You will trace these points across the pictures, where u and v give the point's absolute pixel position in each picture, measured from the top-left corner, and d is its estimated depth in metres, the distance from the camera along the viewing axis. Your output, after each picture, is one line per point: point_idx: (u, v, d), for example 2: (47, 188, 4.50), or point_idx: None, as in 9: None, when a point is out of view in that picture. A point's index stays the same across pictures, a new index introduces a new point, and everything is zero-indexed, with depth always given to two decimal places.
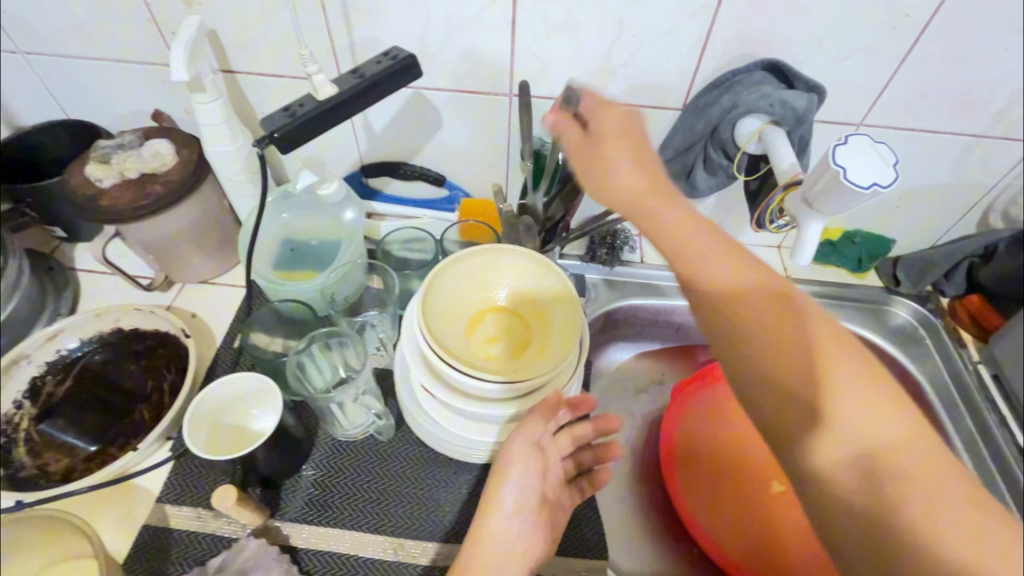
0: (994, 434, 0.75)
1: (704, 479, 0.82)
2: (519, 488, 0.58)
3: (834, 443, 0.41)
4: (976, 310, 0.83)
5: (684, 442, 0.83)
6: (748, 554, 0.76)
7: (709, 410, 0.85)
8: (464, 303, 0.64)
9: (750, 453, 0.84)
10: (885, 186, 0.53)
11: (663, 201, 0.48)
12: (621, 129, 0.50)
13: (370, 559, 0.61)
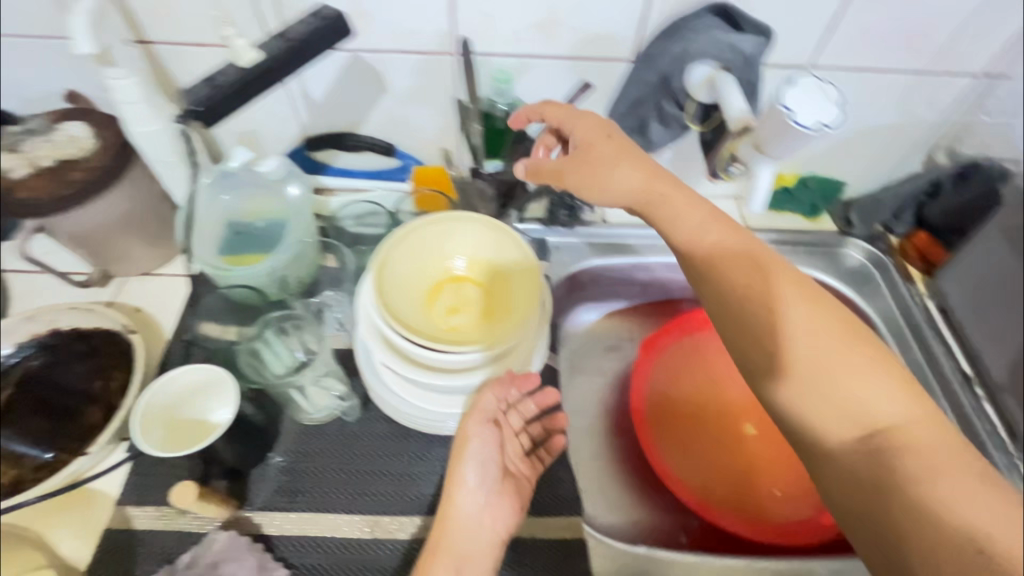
0: (941, 362, 0.76)
1: (677, 427, 0.83)
2: (475, 464, 0.61)
3: (848, 420, 0.49)
4: (924, 246, 0.84)
5: (654, 393, 0.85)
6: (720, 496, 0.78)
7: (687, 356, 0.87)
8: (420, 276, 0.62)
9: (714, 404, 0.86)
10: (830, 125, 0.56)
11: (681, 199, 0.58)
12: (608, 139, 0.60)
13: (346, 539, 0.60)
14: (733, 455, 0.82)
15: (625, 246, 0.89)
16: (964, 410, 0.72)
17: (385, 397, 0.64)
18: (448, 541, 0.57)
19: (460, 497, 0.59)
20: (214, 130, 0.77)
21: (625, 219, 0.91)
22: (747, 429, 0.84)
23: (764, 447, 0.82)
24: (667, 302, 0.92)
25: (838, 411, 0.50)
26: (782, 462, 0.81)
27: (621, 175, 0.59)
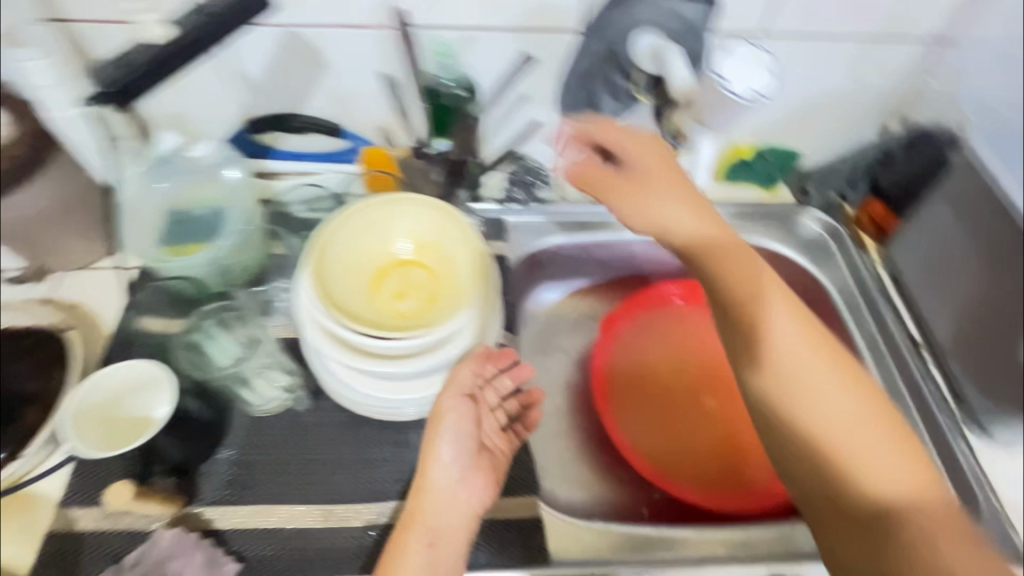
0: (890, 328, 0.77)
1: (641, 397, 0.83)
2: (451, 439, 0.61)
3: (863, 478, 0.52)
4: (880, 218, 0.84)
5: (619, 364, 0.85)
6: (678, 465, 0.79)
7: (656, 324, 0.88)
8: (361, 261, 0.61)
9: (678, 378, 0.85)
10: (762, 92, 0.64)
11: (720, 242, 0.63)
12: (659, 169, 0.66)
13: (301, 529, 0.59)
14: (694, 428, 0.82)
15: (585, 224, 0.87)
16: (913, 375, 0.73)
17: (331, 379, 0.64)
18: (423, 514, 0.56)
19: (435, 473, 0.59)
20: (142, 104, 0.72)
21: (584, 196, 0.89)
22: (707, 403, 0.83)
23: (726, 419, 0.82)
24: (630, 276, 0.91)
25: (846, 430, 0.54)
26: (740, 434, 0.81)
27: (663, 206, 0.65)
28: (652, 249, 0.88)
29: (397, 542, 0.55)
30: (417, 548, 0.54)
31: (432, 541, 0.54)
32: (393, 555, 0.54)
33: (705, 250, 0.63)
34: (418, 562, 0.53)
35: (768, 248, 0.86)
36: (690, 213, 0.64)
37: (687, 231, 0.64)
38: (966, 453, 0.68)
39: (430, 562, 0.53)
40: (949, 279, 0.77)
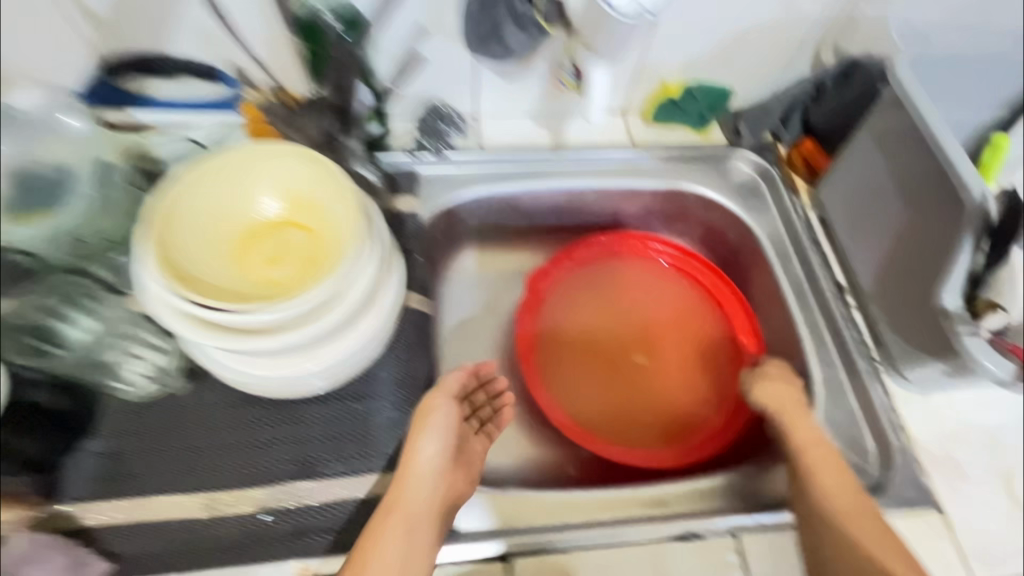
0: (816, 274, 0.75)
1: (566, 352, 0.80)
2: (438, 437, 0.61)
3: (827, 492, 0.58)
4: (808, 154, 0.82)
5: (545, 319, 0.81)
6: (599, 422, 0.76)
7: (589, 276, 0.83)
8: (222, 224, 0.53)
9: (602, 335, 0.82)
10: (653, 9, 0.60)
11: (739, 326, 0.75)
12: (786, 377, 0.67)
13: (183, 521, 0.54)
14: (619, 385, 0.79)
15: (503, 173, 0.81)
16: (835, 320, 0.71)
17: (195, 350, 0.56)
18: (402, 507, 0.57)
19: (418, 465, 0.59)
20: None
21: (503, 142, 0.82)
22: (633, 359, 0.80)
23: (652, 373, 0.80)
24: (559, 228, 0.88)
25: (849, 515, 0.57)
26: (666, 388, 0.79)
27: (767, 397, 0.65)
28: (579, 198, 0.84)
29: (374, 530, 0.55)
30: (395, 538, 0.55)
31: (410, 530, 0.56)
32: (371, 543, 0.54)
33: (789, 414, 0.64)
34: (398, 551, 0.54)
35: (699, 194, 0.83)
36: (778, 400, 0.65)
37: (783, 405, 0.65)
38: (881, 395, 0.66)
39: (406, 555, 0.54)
40: (867, 220, 0.70)
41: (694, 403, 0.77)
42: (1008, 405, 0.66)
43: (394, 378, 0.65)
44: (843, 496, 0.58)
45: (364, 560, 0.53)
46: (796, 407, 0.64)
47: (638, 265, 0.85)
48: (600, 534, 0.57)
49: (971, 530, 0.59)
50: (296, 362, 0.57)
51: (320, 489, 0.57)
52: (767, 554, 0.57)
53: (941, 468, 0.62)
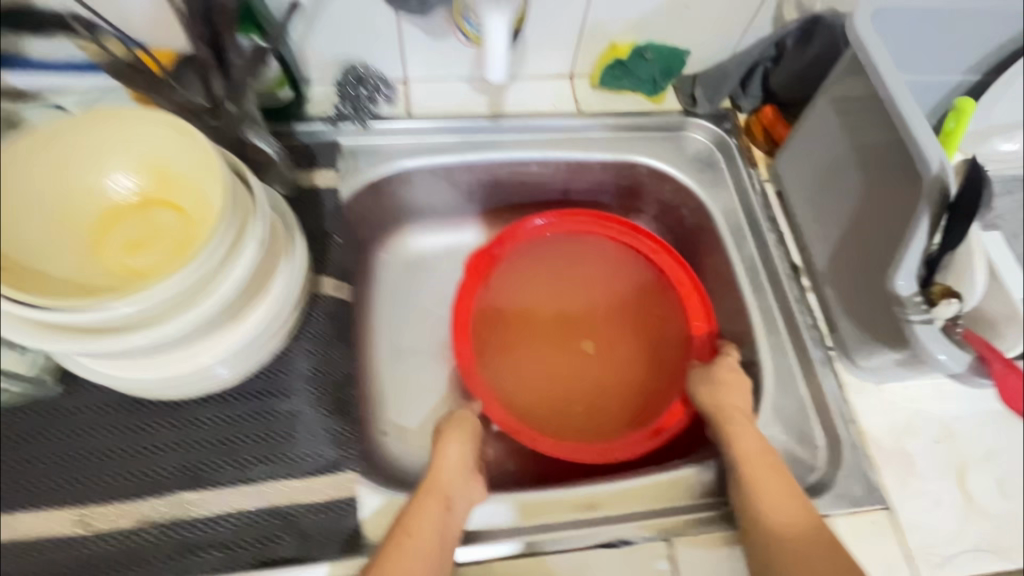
0: (771, 253, 0.69)
1: (508, 341, 0.74)
2: (471, 441, 0.59)
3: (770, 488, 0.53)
4: (769, 122, 0.75)
5: (488, 304, 0.74)
6: (538, 416, 0.71)
7: (537, 259, 0.76)
8: (73, 204, 0.45)
9: (543, 322, 0.76)
10: None
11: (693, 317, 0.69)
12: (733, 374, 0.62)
13: (51, 538, 0.49)
14: (560, 375, 0.74)
15: (435, 146, 0.74)
16: (789, 304, 0.66)
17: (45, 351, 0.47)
18: (439, 488, 0.54)
19: (450, 462, 0.57)
20: None
21: (434, 110, 0.74)
22: (575, 348, 0.75)
23: (596, 362, 0.74)
24: (503, 204, 0.82)
25: (787, 522, 0.51)
26: (608, 378, 0.74)
27: (708, 398, 0.61)
28: (521, 172, 0.77)
29: (415, 508, 0.52)
30: (436, 514, 0.51)
31: (448, 508, 0.53)
32: (410, 519, 0.51)
33: (732, 417, 0.59)
34: (436, 529, 0.50)
35: (650, 166, 0.76)
36: (719, 400, 0.60)
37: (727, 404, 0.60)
38: (833, 385, 0.62)
39: (441, 535, 0.50)
40: (825, 195, 0.64)
41: (638, 393, 0.72)
42: (968, 394, 0.62)
43: (301, 373, 0.58)
44: (776, 492, 0.53)
45: (405, 534, 0.49)
46: (737, 409, 0.59)
47: (586, 242, 0.77)
48: (523, 540, 0.53)
49: (922, 527, 0.55)
50: (166, 368, 0.49)
51: (212, 499, 0.52)
52: (701, 559, 0.53)
53: (891, 462, 0.58)
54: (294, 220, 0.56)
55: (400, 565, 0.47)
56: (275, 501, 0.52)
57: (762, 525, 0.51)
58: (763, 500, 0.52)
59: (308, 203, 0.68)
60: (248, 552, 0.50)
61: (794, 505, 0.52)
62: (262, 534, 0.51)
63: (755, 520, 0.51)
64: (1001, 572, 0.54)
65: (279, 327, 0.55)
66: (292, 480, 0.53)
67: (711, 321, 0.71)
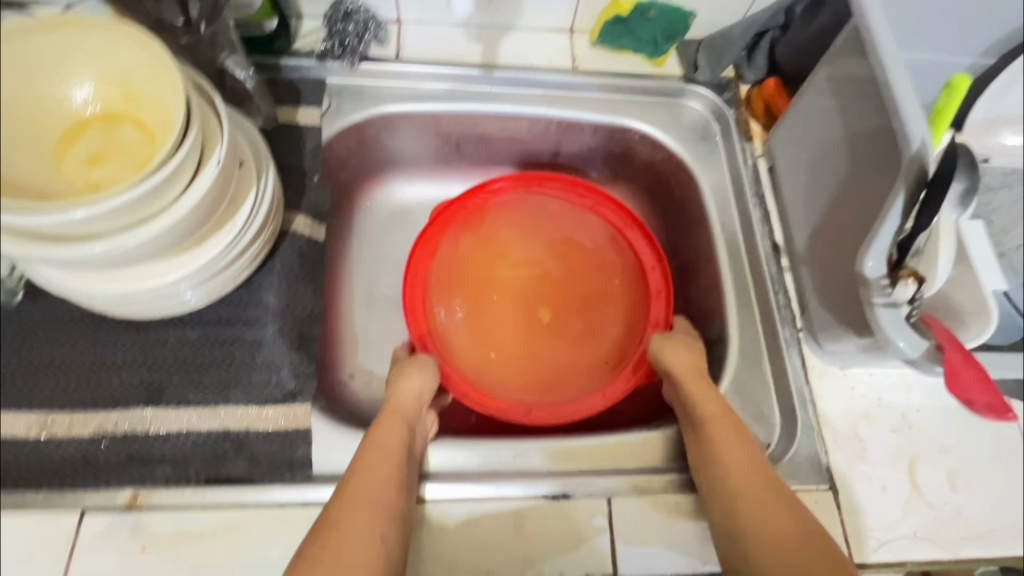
0: (753, 229, 0.68)
1: (473, 300, 0.75)
2: (427, 374, 0.59)
3: (730, 444, 0.51)
4: (770, 95, 0.72)
5: (460, 260, 0.75)
6: (484, 374, 0.72)
7: (515, 228, 0.77)
8: (35, 111, 0.45)
9: (514, 286, 0.77)
10: None
11: (659, 300, 0.69)
12: (688, 341, 0.62)
13: (12, 438, 0.50)
14: (521, 340, 0.74)
15: (422, 93, 0.73)
16: (763, 282, 0.65)
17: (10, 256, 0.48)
18: (398, 414, 0.55)
19: (400, 394, 0.57)
20: None
21: (425, 55, 0.73)
22: (540, 315, 0.76)
23: (552, 330, 0.75)
24: (490, 159, 0.81)
25: (740, 471, 0.50)
26: (562, 349, 0.74)
27: (671, 361, 0.59)
28: (509, 127, 0.76)
29: (377, 430, 0.53)
30: (398, 433, 0.53)
31: (409, 429, 0.54)
32: (374, 438, 0.52)
33: (698, 376, 0.58)
34: (400, 445, 0.52)
35: (641, 132, 0.75)
36: (683, 363, 0.59)
37: (693, 367, 0.59)
38: (796, 365, 0.61)
39: (405, 451, 0.52)
40: (813, 173, 0.62)
41: (601, 363, 0.72)
42: (931, 386, 0.61)
43: (267, 306, 0.59)
44: (731, 445, 0.51)
45: (370, 451, 0.50)
46: (701, 371, 0.58)
47: (559, 211, 0.76)
48: (467, 484, 0.54)
49: (862, 511, 0.55)
50: (123, 280, 0.49)
51: (168, 417, 0.53)
52: (637, 521, 0.53)
53: (843, 445, 0.58)
54: (264, 153, 0.56)
55: (367, 476, 0.48)
56: (229, 425, 0.54)
57: (721, 476, 0.50)
58: (719, 454, 0.51)
59: (290, 139, 0.68)
60: (198, 469, 0.52)
61: (750, 459, 0.51)
62: (213, 454, 0.52)
63: (714, 472, 0.51)
64: (935, 562, 0.55)
65: (244, 255, 0.56)
66: (247, 407, 0.55)
67: (671, 291, 0.69)
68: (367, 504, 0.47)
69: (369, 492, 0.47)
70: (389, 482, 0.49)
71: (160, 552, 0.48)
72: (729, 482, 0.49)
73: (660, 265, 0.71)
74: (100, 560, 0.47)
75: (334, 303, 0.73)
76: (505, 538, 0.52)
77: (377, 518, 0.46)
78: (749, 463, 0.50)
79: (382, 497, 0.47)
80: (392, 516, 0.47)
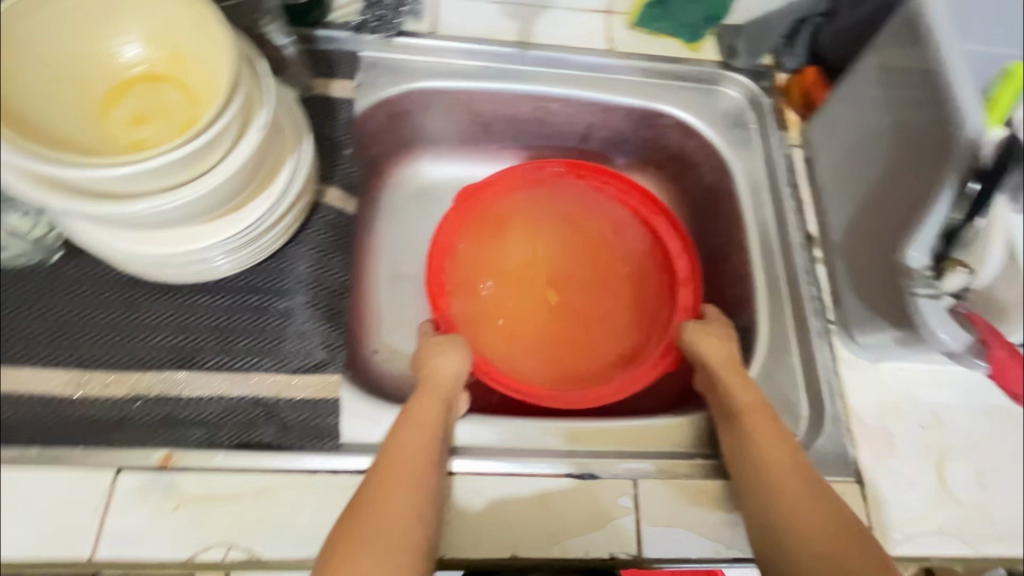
0: (787, 219, 0.67)
1: (491, 284, 0.75)
2: (458, 353, 0.59)
3: (768, 437, 0.51)
4: (809, 84, 0.71)
5: (479, 242, 0.74)
6: (503, 358, 0.71)
7: (535, 213, 0.76)
8: (81, 68, 0.45)
9: (531, 271, 0.76)
10: None
11: (685, 286, 0.69)
12: (723, 330, 0.61)
13: (47, 395, 0.51)
14: (540, 326, 0.74)
15: (457, 70, 0.72)
16: (796, 273, 0.64)
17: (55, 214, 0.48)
18: (433, 393, 0.55)
19: (434, 373, 0.57)
20: None
21: (461, 32, 0.72)
22: (558, 301, 0.75)
23: (571, 317, 0.74)
24: (519, 141, 0.80)
25: (775, 465, 0.49)
26: (581, 335, 0.74)
27: (704, 350, 0.59)
28: (542, 109, 0.75)
29: (414, 410, 0.53)
30: (435, 412, 0.54)
31: (446, 408, 0.55)
32: (410, 416, 0.53)
33: (731, 366, 0.57)
34: (436, 423, 0.53)
35: (675, 118, 0.74)
36: (716, 353, 0.59)
37: (727, 357, 0.58)
38: (826, 358, 0.61)
39: (441, 429, 0.53)
40: (854, 163, 0.61)
41: (621, 350, 0.72)
42: (962, 384, 0.61)
43: (298, 277, 0.59)
44: (766, 439, 0.51)
45: (408, 429, 0.51)
46: (734, 362, 0.58)
47: (581, 197, 0.76)
48: (495, 461, 0.54)
49: (888, 504, 0.55)
50: (161, 243, 0.49)
51: (200, 381, 0.53)
52: (662, 505, 0.53)
53: (872, 439, 0.58)
54: (302, 123, 0.56)
55: (404, 454, 0.50)
56: (260, 392, 0.54)
57: (756, 471, 0.50)
58: (753, 447, 0.51)
59: (324, 110, 0.67)
60: (229, 434, 0.52)
61: (784, 452, 0.50)
62: (244, 420, 0.53)
63: (749, 466, 0.51)
64: (960, 558, 0.55)
65: (279, 223, 0.55)
66: (278, 375, 0.55)
67: (697, 277, 0.68)
68: (404, 481, 0.48)
69: (407, 469, 0.48)
70: (425, 460, 0.50)
71: (193, 511, 0.49)
72: (764, 475, 0.49)
73: (686, 252, 0.70)
74: (133, 516, 0.48)
75: (360, 278, 0.73)
76: (531, 516, 0.52)
77: (414, 495, 0.47)
78: (786, 458, 0.50)
79: (419, 475, 0.48)
80: (428, 494, 0.48)
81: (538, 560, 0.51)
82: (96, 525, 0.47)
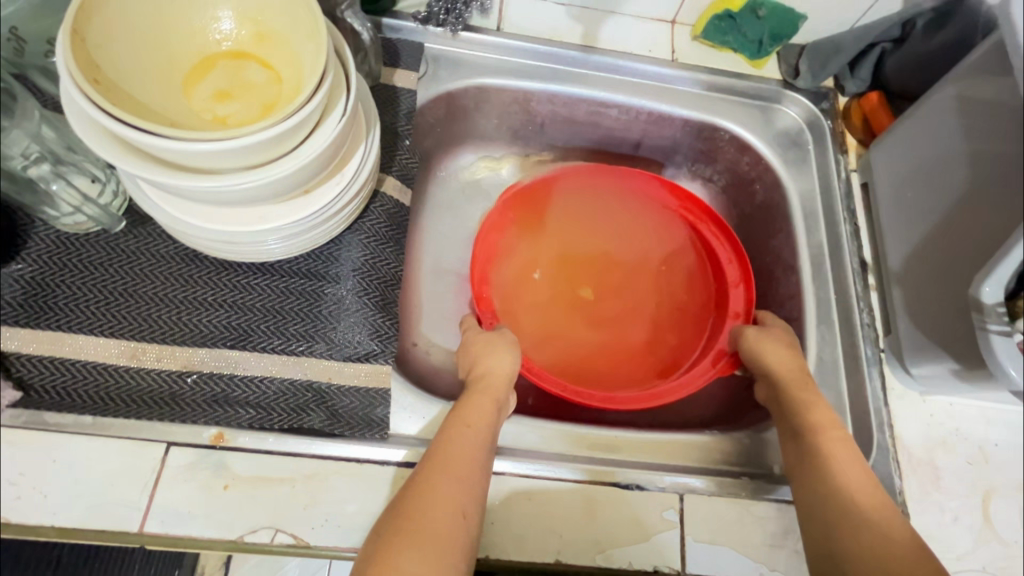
0: (842, 244, 0.67)
1: (534, 279, 0.74)
2: (510, 353, 0.59)
3: (852, 457, 0.52)
4: (870, 110, 0.71)
5: (527, 236, 0.74)
6: (542, 353, 0.71)
7: (582, 212, 0.76)
8: (167, 44, 0.45)
9: (573, 269, 0.76)
10: None
11: (735, 295, 0.68)
12: (786, 338, 0.61)
13: (101, 365, 0.50)
14: (581, 325, 0.73)
15: (519, 70, 0.72)
16: (849, 298, 0.64)
17: (134, 184, 0.48)
18: (486, 391, 0.56)
19: (489, 370, 0.58)
20: None
21: (525, 31, 0.72)
22: (597, 300, 0.75)
23: (612, 320, 0.74)
24: (571, 145, 0.80)
25: (839, 489, 0.50)
26: (622, 338, 0.73)
27: (770, 360, 0.59)
28: (600, 114, 0.75)
29: (466, 407, 0.53)
30: (488, 411, 0.54)
31: (497, 408, 0.55)
32: (463, 413, 0.53)
33: (791, 382, 0.58)
34: (486, 422, 0.53)
35: (733, 133, 0.73)
36: (781, 363, 0.59)
37: (789, 370, 0.58)
38: (876, 387, 0.60)
39: (490, 429, 0.53)
40: (920, 192, 0.61)
41: (665, 350, 0.72)
42: (1010, 422, 0.61)
43: (351, 263, 0.59)
44: (839, 458, 0.52)
45: (459, 425, 0.51)
46: (794, 379, 0.58)
47: (631, 201, 0.75)
48: (543, 464, 0.54)
49: (934, 537, 0.55)
50: (234, 221, 0.49)
51: (251, 361, 0.53)
52: (706, 520, 0.53)
53: (918, 472, 0.57)
54: (373, 111, 0.55)
55: (454, 451, 0.49)
56: (311, 377, 0.54)
57: (825, 488, 0.51)
58: (821, 470, 0.52)
59: (384, 100, 0.67)
60: (280, 418, 0.52)
61: (853, 473, 0.51)
62: (295, 404, 0.53)
63: (817, 484, 0.52)
64: None
65: (344, 210, 0.55)
66: (330, 361, 0.55)
67: (750, 280, 0.68)
68: (453, 476, 0.47)
69: (457, 466, 0.48)
70: (475, 458, 0.49)
71: (243, 491, 0.49)
72: (832, 495, 0.50)
73: (737, 258, 0.69)
74: (184, 492, 0.48)
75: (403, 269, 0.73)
76: (577, 520, 0.52)
77: (461, 492, 0.47)
78: (856, 479, 0.51)
79: (467, 472, 0.48)
80: (472, 494, 0.47)
81: (583, 567, 0.50)
82: (146, 498, 0.47)
